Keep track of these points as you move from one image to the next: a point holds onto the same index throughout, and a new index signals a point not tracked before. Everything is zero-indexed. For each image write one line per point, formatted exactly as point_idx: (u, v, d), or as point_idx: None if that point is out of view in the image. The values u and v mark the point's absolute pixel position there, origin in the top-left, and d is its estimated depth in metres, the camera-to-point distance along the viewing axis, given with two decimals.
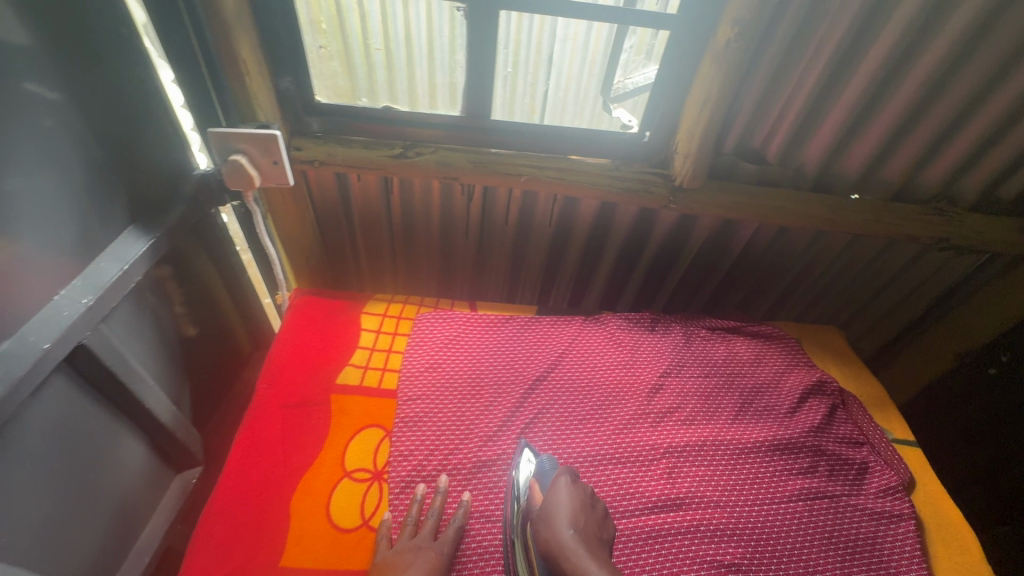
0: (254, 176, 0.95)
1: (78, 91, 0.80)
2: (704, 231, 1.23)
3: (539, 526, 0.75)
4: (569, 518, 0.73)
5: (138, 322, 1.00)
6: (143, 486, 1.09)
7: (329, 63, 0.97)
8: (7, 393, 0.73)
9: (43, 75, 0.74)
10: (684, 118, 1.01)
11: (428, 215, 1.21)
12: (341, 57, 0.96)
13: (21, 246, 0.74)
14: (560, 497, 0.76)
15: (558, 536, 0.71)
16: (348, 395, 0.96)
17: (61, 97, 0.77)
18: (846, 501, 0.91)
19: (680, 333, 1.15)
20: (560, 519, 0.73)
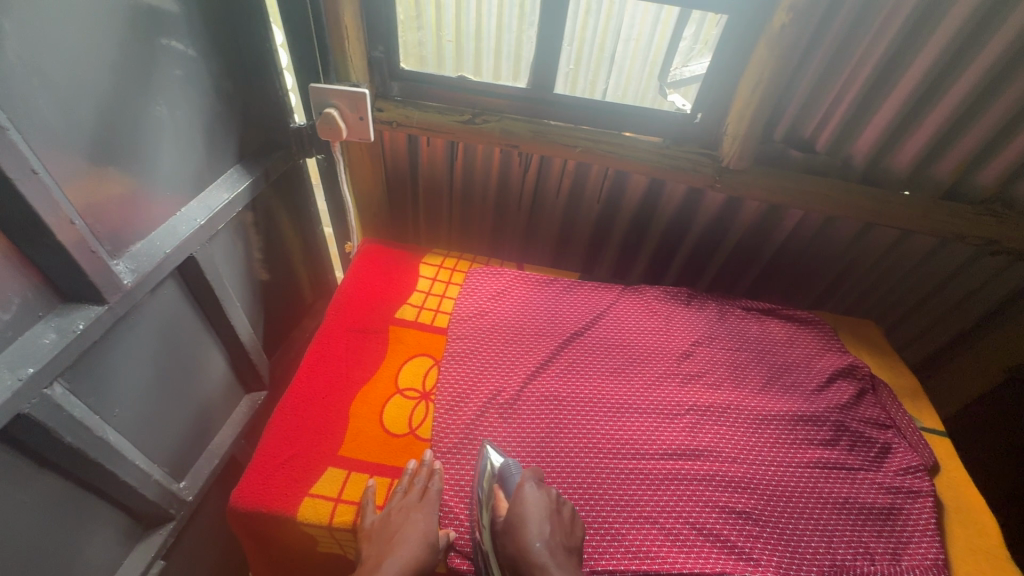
0: (342, 128, 1.08)
1: (205, 44, 0.95)
2: (749, 215, 1.28)
3: (507, 539, 0.77)
4: (533, 525, 0.76)
5: (234, 250, 1.16)
6: (220, 397, 1.25)
7: (401, 28, 1.10)
8: (137, 284, 0.87)
9: (182, 25, 0.89)
10: (736, 101, 1.06)
11: (486, 181, 1.32)
12: (411, 24, 1.09)
13: (151, 164, 0.90)
14: (522, 504, 0.78)
15: (529, 548, 0.74)
16: (404, 328, 1.07)
17: (189, 48, 0.92)
18: (864, 475, 0.94)
19: (715, 310, 1.20)
20: (526, 528, 0.75)
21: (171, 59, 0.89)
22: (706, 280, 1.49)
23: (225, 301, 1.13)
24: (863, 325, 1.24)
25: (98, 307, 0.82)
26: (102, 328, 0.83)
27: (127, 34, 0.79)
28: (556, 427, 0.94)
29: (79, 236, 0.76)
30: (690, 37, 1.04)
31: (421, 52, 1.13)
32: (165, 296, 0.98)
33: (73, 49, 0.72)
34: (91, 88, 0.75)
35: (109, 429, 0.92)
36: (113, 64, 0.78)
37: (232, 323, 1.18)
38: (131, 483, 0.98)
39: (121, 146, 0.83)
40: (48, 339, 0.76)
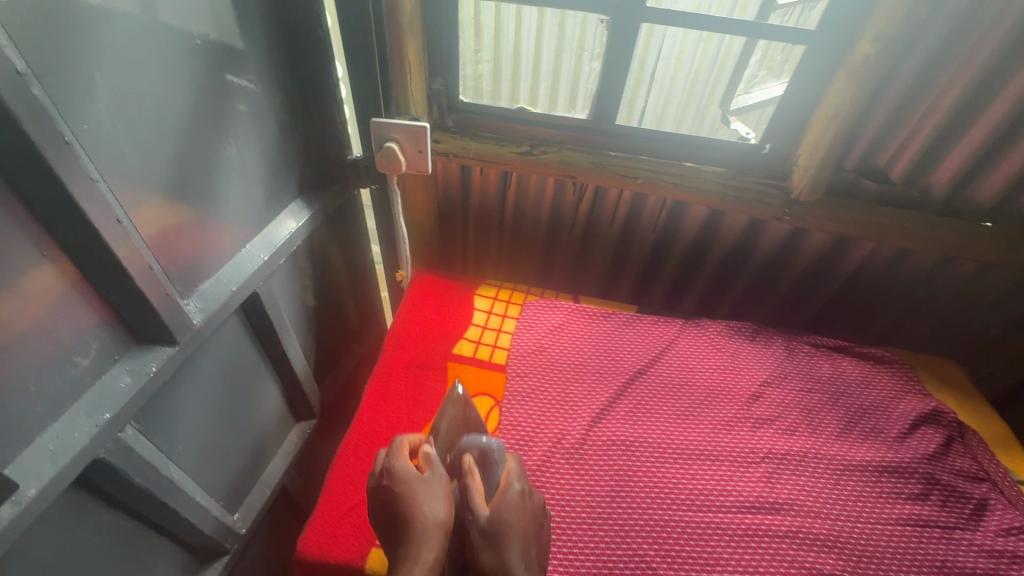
0: (402, 161, 1.07)
1: (272, 82, 0.96)
2: (813, 245, 1.22)
3: (480, 550, 0.69)
4: (518, 544, 0.69)
5: (291, 282, 1.16)
6: (273, 428, 1.25)
7: (466, 57, 1.08)
8: (205, 323, 0.87)
9: (253, 64, 0.90)
10: (809, 133, 1.02)
11: (539, 211, 1.30)
12: (476, 54, 1.07)
13: (220, 203, 0.90)
14: (508, 514, 0.71)
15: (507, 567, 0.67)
16: (462, 365, 1.05)
17: (256, 88, 0.92)
18: (961, 535, 0.86)
19: (783, 347, 1.15)
20: (511, 545, 0.68)
21: (240, 97, 0.89)
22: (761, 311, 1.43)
23: (282, 335, 1.13)
24: (942, 365, 1.18)
25: (170, 349, 0.82)
26: (172, 369, 0.83)
27: (203, 76, 0.80)
28: (625, 474, 0.90)
29: (156, 280, 0.76)
30: (757, 63, 1.01)
31: (481, 80, 1.11)
32: (228, 332, 0.98)
33: (154, 95, 0.72)
34: (167, 131, 0.76)
35: (174, 466, 0.91)
36: (189, 107, 0.79)
37: (288, 356, 1.18)
38: (191, 520, 0.98)
39: (194, 186, 0.83)
40: (124, 382, 0.76)
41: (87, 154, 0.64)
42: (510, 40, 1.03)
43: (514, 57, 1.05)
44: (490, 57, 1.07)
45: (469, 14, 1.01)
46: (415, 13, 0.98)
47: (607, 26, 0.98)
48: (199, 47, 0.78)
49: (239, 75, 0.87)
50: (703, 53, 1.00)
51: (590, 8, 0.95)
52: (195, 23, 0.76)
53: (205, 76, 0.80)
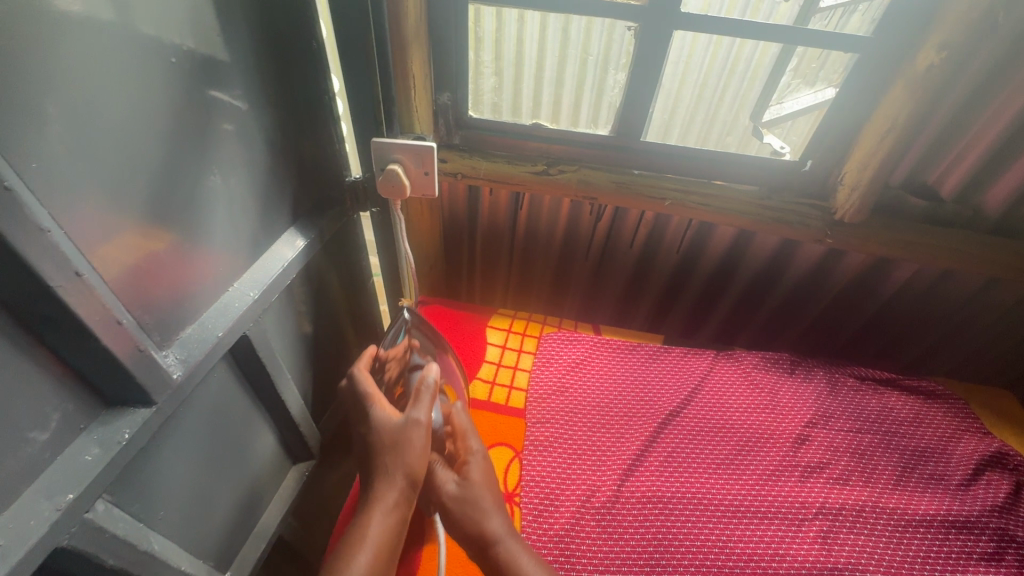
0: (406, 185, 0.96)
1: (264, 99, 0.86)
2: (849, 269, 1.11)
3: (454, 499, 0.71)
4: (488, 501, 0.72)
5: (286, 317, 1.06)
6: (268, 475, 1.14)
7: (474, 73, 0.99)
8: (187, 378, 0.77)
9: (242, 80, 0.80)
10: (860, 147, 0.93)
11: (552, 233, 1.20)
12: (485, 67, 0.98)
13: (204, 239, 0.80)
14: (474, 474, 0.75)
15: (485, 519, 0.70)
16: (477, 410, 0.95)
17: (247, 107, 0.83)
18: None
19: (826, 380, 1.05)
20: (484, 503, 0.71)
21: (226, 119, 0.79)
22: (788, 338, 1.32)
23: (277, 376, 1.03)
24: (1000, 401, 1.08)
25: (146, 410, 0.72)
26: (149, 433, 0.73)
27: (181, 97, 0.69)
28: (666, 537, 0.80)
29: (128, 338, 0.66)
30: (794, 70, 0.92)
31: (492, 94, 1.02)
32: (215, 379, 0.88)
33: (123, 121, 0.62)
34: (139, 161, 0.65)
35: (154, 536, 0.81)
36: (166, 133, 0.68)
37: (284, 398, 1.07)
38: None
39: (172, 222, 0.73)
40: (91, 455, 0.65)
41: (32, 194, 0.53)
42: (523, 49, 0.94)
43: (527, 67, 0.96)
44: (500, 69, 0.97)
45: (474, 24, 0.92)
46: (419, 21, 0.88)
47: (634, 33, 0.89)
48: (180, 63, 0.68)
49: (227, 94, 0.77)
50: (738, 62, 0.91)
51: (617, 14, 0.86)
52: (172, 36, 0.66)
53: (184, 96, 0.70)
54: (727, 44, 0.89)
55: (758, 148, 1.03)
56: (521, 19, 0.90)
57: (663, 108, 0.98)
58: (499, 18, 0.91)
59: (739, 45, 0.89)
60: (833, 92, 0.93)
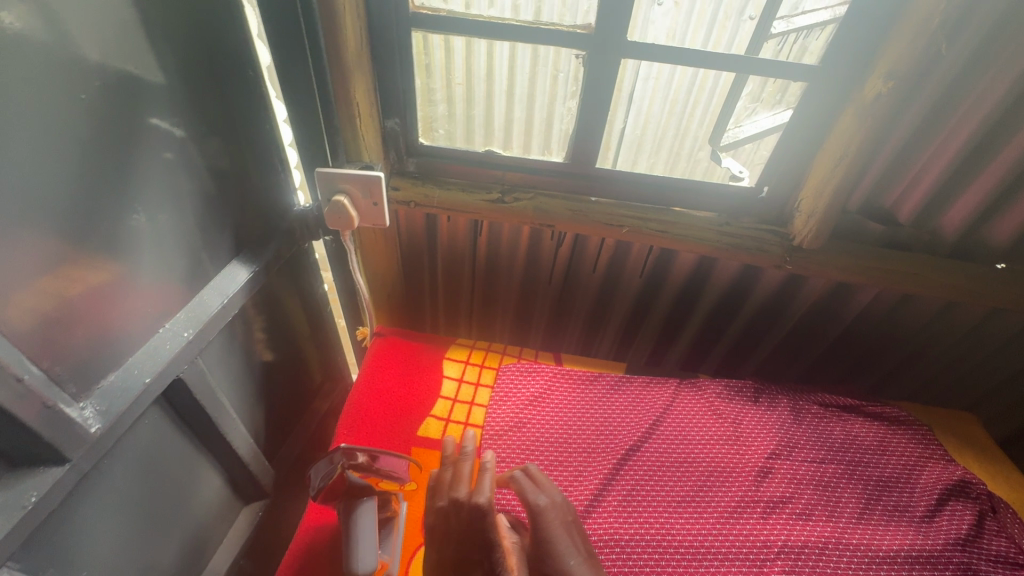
0: (354, 217, 0.94)
1: (204, 129, 0.82)
2: (812, 294, 1.10)
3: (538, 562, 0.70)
4: (564, 545, 0.72)
5: (232, 354, 1.01)
6: (217, 520, 1.08)
7: (444, 100, 0.95)
8: (109, 429, 0.72)
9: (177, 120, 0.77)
10: (814, 173, 0.92)
11: (513, 260, 1.16)
12: (456, 93, 0.94)
13: (132, 278, 0.75)
14: (545, 524, 0.74)
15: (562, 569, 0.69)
16: (428, 450, 0.91)
17: (185, 136, 0.79)
18: None
19: (790, 408, 1.04)
20: (558, 548, 0.71)
21: (156, 154, 0.74)
22: (756, 363, 1.30)
23: (219, 416, 0.97)
24: (965, 427, 1.07)
25: (59, 468, 0.66)
26: (64, 492, 0.67)
27: (100, 134, 0.65)
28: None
29: (32, 391, 0.61)
30: (752, 94, 0.90)
31: (465, 121, 0.98)
32: (144, 426, 0.82)
33: (30, 163, 0.57)
34: (50, 205, 0.61)
35: None
36: (86, 174, 0.64)
37: (228, 439, 1.02)
38: None
39: (91, 264, 0.68)
40: None
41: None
42: (494, 73, 0.90)
43: (496, 90, 0.92)
44: (471, 91, 0.93)
45: (443, 51, 0.89)
46: (362, 50, 0.85)
47: (583, 61, 0.87)
48: (104, 99, 0.64)
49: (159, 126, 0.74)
50: (697, 88, 0.89)
51: (565, 41, 0.84)
52: (90, 70, 0.62)
53: (107, 134, 0.66)
54: (686, 70, 0.87)
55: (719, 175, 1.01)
56: (489, 53, 0.88)
57: (625, 141, 0.97)
58: (468, 41, 0.87)
59: (701, 73, 0.87)
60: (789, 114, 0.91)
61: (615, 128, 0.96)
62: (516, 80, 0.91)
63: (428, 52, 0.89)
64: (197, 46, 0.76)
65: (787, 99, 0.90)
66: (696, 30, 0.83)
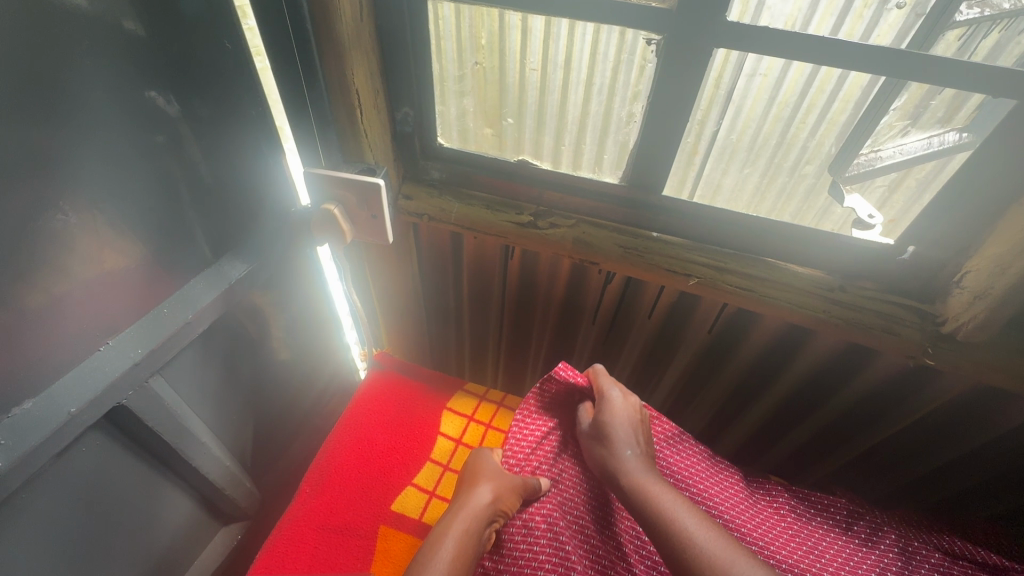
0: (346, 230, 0.77)
1: (203, 110, 0.69)
2: (946, 393, 0.78)
3: (597, 444, 0.75)
4: (623, 434, 0.74)
5: (210, 371, 0.88)
6: (186, 546, 0.97)
7: (518, 88, 0.73)
8: (11, 468, 0.59)
9: (147, 91, 0.62)
10: (1000, 237, 0.61)
11: (550, 296, 0.94)
12: (530, 80, 0.72)
13: (66, 289, 0.61)
14: (607, 414, 0.77)
15: (616, 454, 0.73)
16: (401, 532, 0.73)
17: (178, 115, 0.67)
18: None
19: (896, 549, 0.75)
20: (616, 433, 0.74)
21: (112, 140, 0.60)
22: (837, 464, 0.99)
23: (180, 439, 0.84)
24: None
25: None
26: None
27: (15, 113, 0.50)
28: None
29: None
30: (894, 109, 0.62)
31: (537, 113, 0.75)
32: (79, 453, 0.71)
33: None
34: None
35: None
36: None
37: (193, 464, 0.90)
38: None
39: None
40: None
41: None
42: (574, 59, 0.68)
43: (575, 76, 0.69)
44: (548, 77, 0.71)
45: (520, 33, 0.68)
46: (360, 20, 0.68)
47: (658, 50, 0.63)
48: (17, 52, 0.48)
49: (106, 102, 0.58)
50: (812, 91, 0.62)
51: (632, 19, 0.61)
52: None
53: (20, 114, 0.50)
54: (802, 67, 0.60)
55: (816, 221, 0.74)
56: (572, 31, 0.65)
57: (711, 165, 0.72)
58: (550, 18, 0.65)
59: (822, 70, 0.60)
60: (952, 136, 0.61)
61: (706, 129, 0.69)
62: (595, 71, 0.68)
63: (503, 31, 0.68)
64: (169, 19, 0.60)
65: (943, 116, 0.61)
66: (821, 18, 0.56)
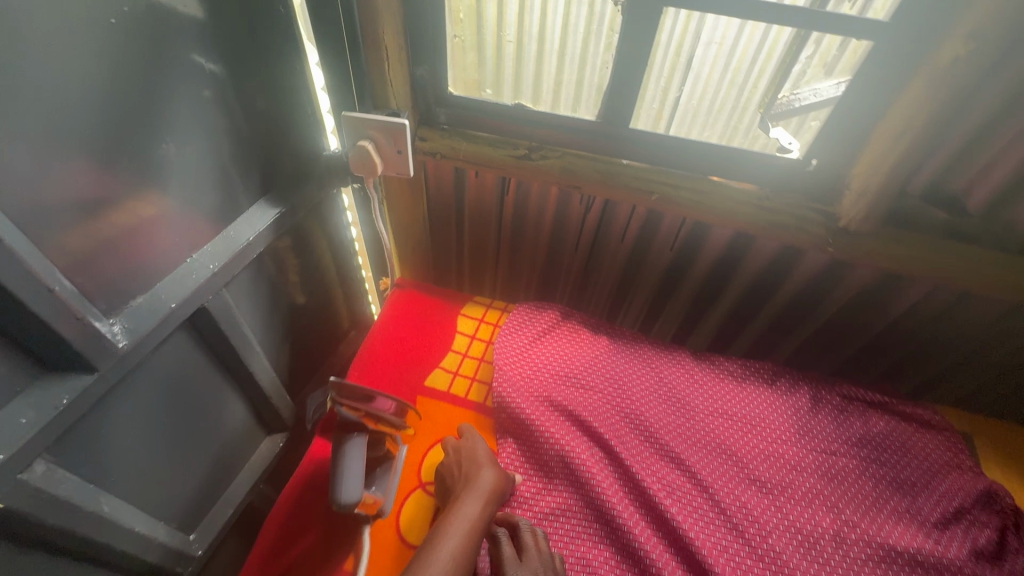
0: (378, 163, 0.94)
1: (238, 67, 0.82)
2: (848, 279, 1.01)
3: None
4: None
5: (260, 292, 1.05)
6: (241, 445, 1.16)
7: (495, 60, 0.94)
8: (136, 346, 0.77)
9: (193, 55, 0.74)
10: (870, 149, 0.85)
11: (540, 221, 1.13)
12: (507, 51, 0.91)
13: (163, 206, 0.78)
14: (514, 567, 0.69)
15: None
16: (434, 399, 0.95)
17: (224, 75, 0.80)
18: None
19: (808, 395, 0.99)
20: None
21: (193, 86, 0.76)
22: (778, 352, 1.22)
23: (242, 348, 1.02)
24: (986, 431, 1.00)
25: (88, 377, 0.71)
26: (93, 399, 0.73)
27: (132, 63, 0.65)
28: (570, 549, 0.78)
29: (63, 305, 0.65)
30: (810, 58, 0.82)
31: (514, 80, 0.95)
32: (171, 350, 0.88)
33: (61, 90, 0.59)
34: (84, 137, 0.63)
35: (106, 497, 0.83)
36: (119, 96, 0.65)
37: (250, 372, 1.07)
38: (127, 549, 0.89)
39: (120, 187, 0.70)
40: (26, 418, 0.66)
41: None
42: (546, 29, 0.86)
43: (548, 47, 0.89)
44: (523, 47, 0.90)
45: (496, 8, 0.86)
46: None
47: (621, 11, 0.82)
48: (132, 11, 0.63)
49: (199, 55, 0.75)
50: (761, 58, 0.83)
51: None
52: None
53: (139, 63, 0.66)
54: (755, 26, 0.79)
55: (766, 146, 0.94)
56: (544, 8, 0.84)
57: (676, 127, 0.95)
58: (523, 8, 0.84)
59: (766, 28, 0.79)
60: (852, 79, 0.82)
61: (669, 96, 0.91)
62: (567, 40, 0.87)
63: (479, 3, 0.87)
64: None
65: (845, 67, 0.82)
66: None
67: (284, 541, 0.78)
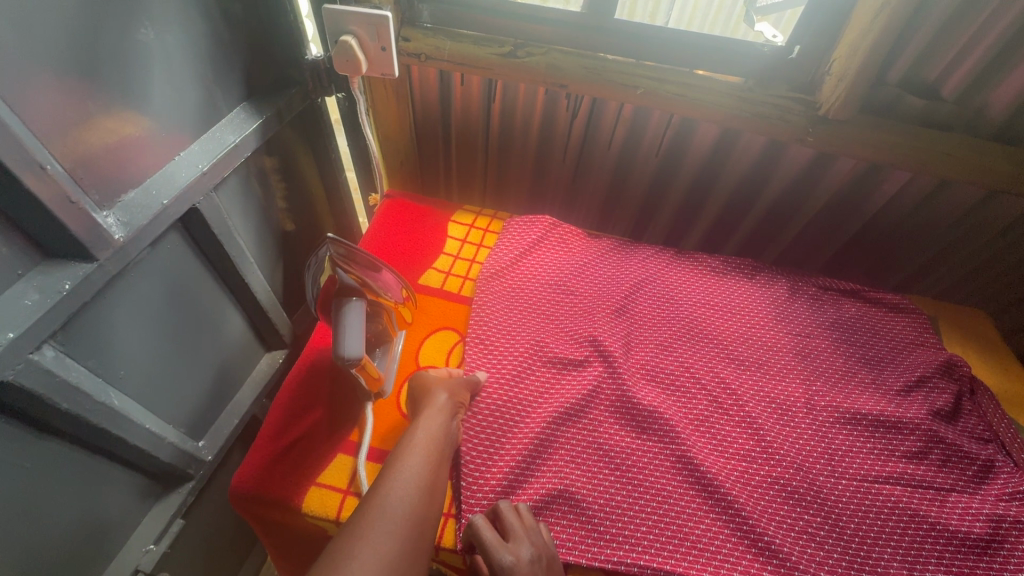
0: (361, 60, 0.92)
1: None
2: (828, 172, 1.04)
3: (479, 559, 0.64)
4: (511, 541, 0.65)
5: (250, 202, 1.05)
6: (241, 358, 1.18)
7: None
8: (132, 240, 0.76)
9: None
10: (851, 29, 0.86)
11: (527, 127, 1.13)
12: None
13: (148, 95, 0.76)
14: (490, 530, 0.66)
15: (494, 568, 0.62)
16: (430, 296, 0.99)
17: None
18: (953, 498, 0.78)
19: (786, 287, 1.04)
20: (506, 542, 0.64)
21: None
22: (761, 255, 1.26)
23: (237, 255, 1.02)
24: (1019, 373, 0.98)
25: (88, 265, 0.71)
26: (94, 288, 0.73)
27: None
28: None
29: (57, 187, 0.64)
30: None
31: None
32: (164, 249, 0.88)
33: None
34: (65, 8, 0.61)
35: (114, 392, 0.84)
36: None
37: (246, 283, 1.08)
38: (141, 446, 0.92)
39: (105, 69, 0.68)
40: (30, 299, 0.65)
41: None
42: None
43: None
44: None
45: None
46: None
47: None
48: None
49: None
50: None
51: None
52: None
53: None
54: None
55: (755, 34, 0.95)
56: None
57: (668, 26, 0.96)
58: None
59: None
60: None
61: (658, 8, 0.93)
62: None
63: None
64: None
65: None
66: None
67: (292, 419, 0.82)
